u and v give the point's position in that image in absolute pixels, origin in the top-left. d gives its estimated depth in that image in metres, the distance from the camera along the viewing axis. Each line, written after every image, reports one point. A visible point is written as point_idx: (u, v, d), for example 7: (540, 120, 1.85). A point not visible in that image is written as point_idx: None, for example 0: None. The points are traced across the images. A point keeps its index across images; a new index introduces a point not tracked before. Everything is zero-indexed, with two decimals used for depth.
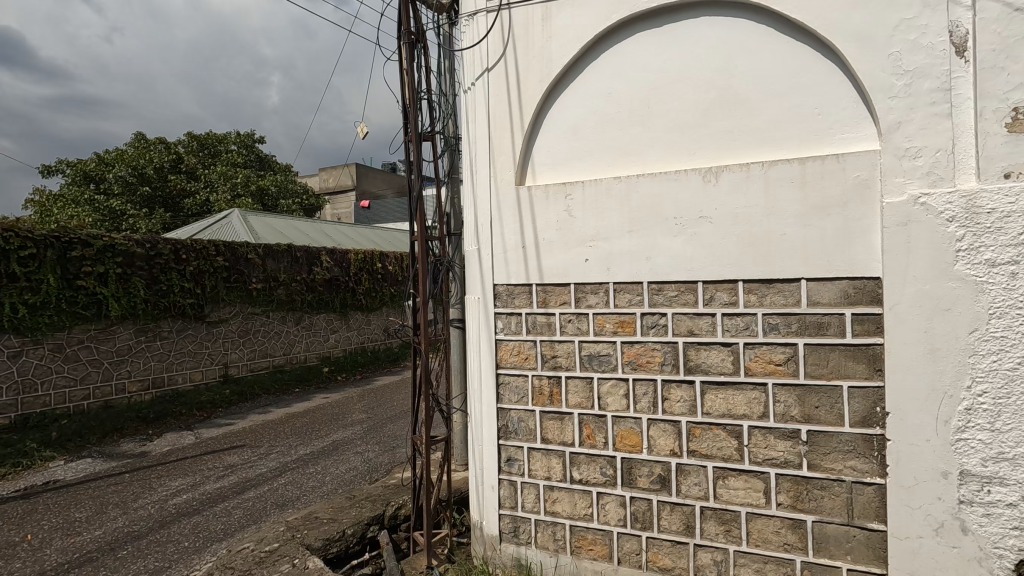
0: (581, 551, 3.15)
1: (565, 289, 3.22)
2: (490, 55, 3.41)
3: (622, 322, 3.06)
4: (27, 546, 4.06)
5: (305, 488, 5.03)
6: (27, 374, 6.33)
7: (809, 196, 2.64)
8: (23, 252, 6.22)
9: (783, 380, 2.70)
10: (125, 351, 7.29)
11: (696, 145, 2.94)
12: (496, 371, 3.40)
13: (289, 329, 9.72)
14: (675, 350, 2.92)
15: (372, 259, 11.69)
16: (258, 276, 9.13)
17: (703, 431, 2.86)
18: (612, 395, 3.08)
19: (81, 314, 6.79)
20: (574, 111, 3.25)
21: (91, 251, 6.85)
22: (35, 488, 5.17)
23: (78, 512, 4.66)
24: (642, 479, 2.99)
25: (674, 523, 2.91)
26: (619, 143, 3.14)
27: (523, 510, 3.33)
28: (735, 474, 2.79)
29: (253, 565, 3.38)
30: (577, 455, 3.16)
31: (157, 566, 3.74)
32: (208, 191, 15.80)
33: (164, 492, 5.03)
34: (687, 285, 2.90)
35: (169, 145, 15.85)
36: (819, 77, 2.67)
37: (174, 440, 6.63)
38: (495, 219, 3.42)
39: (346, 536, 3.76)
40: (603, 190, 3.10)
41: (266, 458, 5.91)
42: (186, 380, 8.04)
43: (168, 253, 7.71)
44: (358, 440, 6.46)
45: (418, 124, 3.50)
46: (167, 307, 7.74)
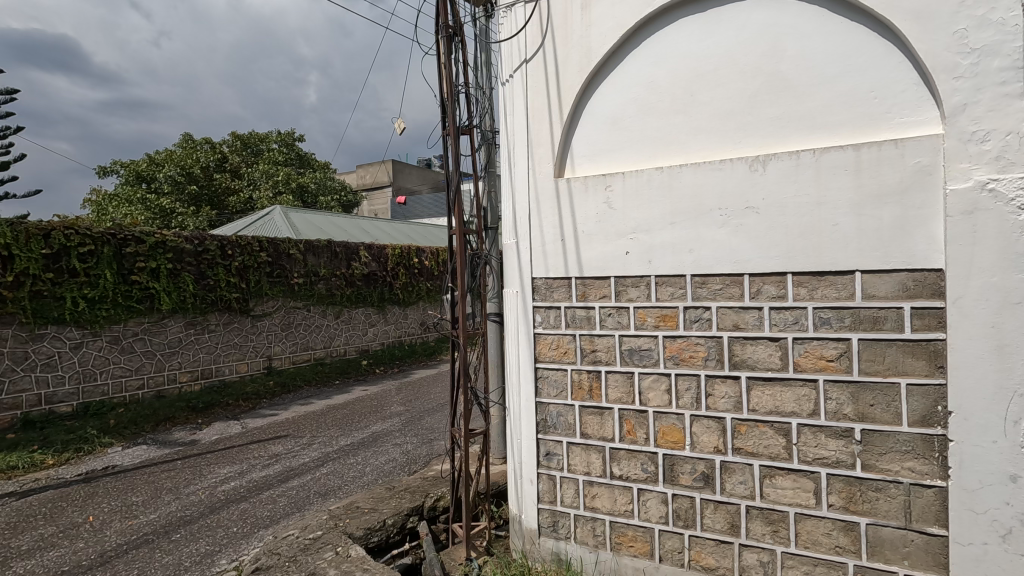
0: (621, 548, 3.11)
1: (605, 283, 3.17)
2: (529, 46, 3.37)
3: (664, 315, 3.00)
4: (90, 527, 4.28)
5: (346, 478, 5.14)
6: (87, 364, 6.68)
7: (864, 183, 2.52)
8: (82, 249, 6.54)
9: (836, 377, 2.58)
10: (176, 343, 7.61)
11: (742, 133, 2.85)
12: (535, 365, 3.38)
13: (329, 323, 9.94)
14: (720, 345, 2.84)
15: (408, 254, 11.84)
16: (300, 271, 9.38)
17: (748, 429, 2.77)
18: (653, 391, 3.02)
19: (135, 307, 7.11)
20: (613, 101, 3.19)
21: (144, 247, 7.15)
22: (96, 472, 5.45)
23: (135, 496, 4.89)
24: (684, 477, 2.93)
25: (718, 522, 2.84)
26: (660, 132, 3.07)
27: (562, 505, 3.31)
28: (783, 474, 2.70)
29: (298, 552, 3.47)
30: (617, 451, 3.12)
31: (208, 550, 3.89)
32: (251, 189, 16.32)
33: (213, 479, 5.23)
34: (733, 278, 2.81)
35: (214, 145, 16.38)
36: (875, 58, 2.54)
37: (222, 429, 6.87)
38: (534, 212, 3.40)
39: (387, 526, 3.82)
40: (644, 181, 3.04)
41: (309, 448, 6.07)
42: (233, 371, 8.34)
43: (215, 249, 7.99)
44: (396, 432, 6.55)
45: (455, 117, 3.49)
46: (214, 301, 8.04)
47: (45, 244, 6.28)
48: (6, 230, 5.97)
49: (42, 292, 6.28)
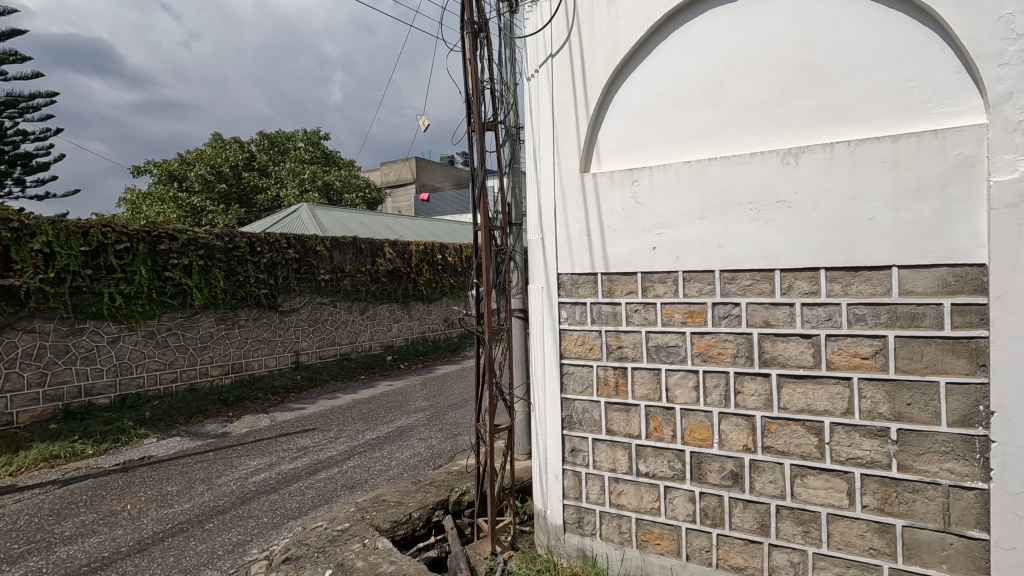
0: (647, 545, 3.09)
1: (631, 278, 3.14)
2: (554, 40, 3.36)
3: (691, 311, 2.96)
4: (128, 515, 4.43)
5: (373, 471, 5.22)
6: (124, 358, 6.90)
7: (901, 176, 2.44)
8: (118, 246, 6.75)
9: (870, 376, 2.52)
10: (208, 338, 7.81)
11: (773, 126, 2.79)
12: (561, 361, 3.38)
13: (354, 318, 10.09)
14: (750, 342, 2.79)
15: (432, 251, 11.91)
16: (326, 267, 9.53)
17: (779, 427, 2.72)
18: (681, 387, 2.99)
19: (169, 303, 7.32)
20: (640, 95, 3.15)
21: (177, 245, 7.35)
22: (133, 462, 5.63)
23: (170, 485, 5.04)
24: (712, 475, 2.89)
25: (747, 521, 2.80)
26: (689, 126, 3.02)
27: (588, 502, 3.30)
28: (815, 474, 2.64)
29: (327, 543, 3.53)
30: (643, 448, 3.10)
31: (240, 539, 3.99)
32: (279, 187, 16.62)
33: (244, 470, 5.37)
34: (763, 273, 2.76)
35: (243, 144, 16.71)
36: (914, 46, 2.45)
37: (252, 422, 7.02)
38: (560, 207, 3.38)
39: (413, 520, 3.87)
40: (672, 175, 3.00)
41: (336, 441, 6.17)
42: (262, 366, 8.54)
43: (244, 246, 8.17)
44: (421, 427, 6.62)
45: (481, 113, 3.48)
46: (244, 297, 8.24)
47: (84, 241, 6.49)
48: (48, 228, 6.18)
49: (81, 288, 6.49)
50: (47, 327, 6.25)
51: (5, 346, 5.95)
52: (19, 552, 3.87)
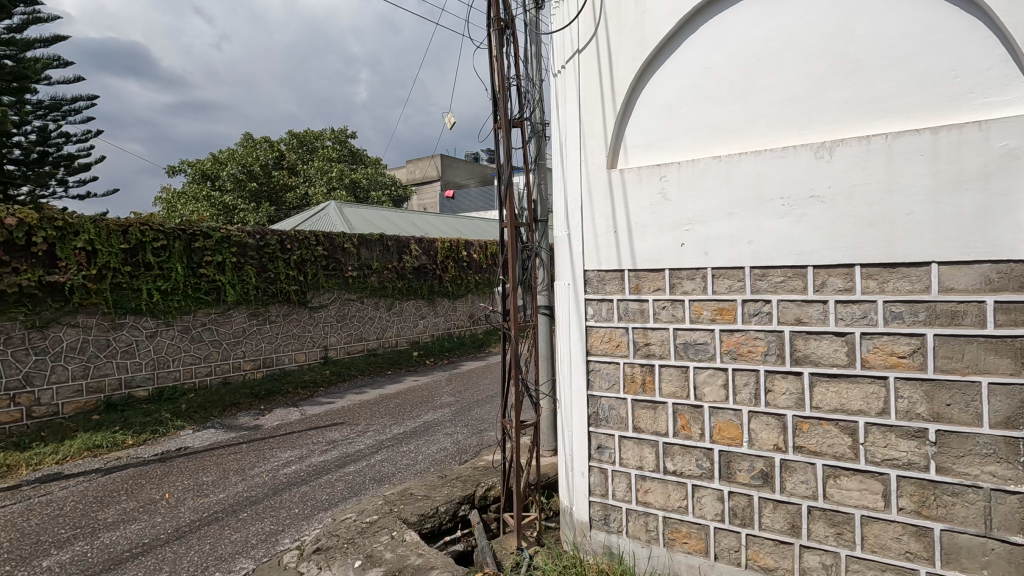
0: (675, 544, 3.07)
1: (659, 275, 3.12)
2: (581, 35, 3.34)
3: (721, 309, 2.92)
4: (166, 503, 4.59)
5: (400, 465, 5.30)
6: (161, 352, 7.13)
7: (941, 168, 2.36)
8: (155, 244, 6.97)
9: (907, 375, 2.45)
10: (240, 333, 8.02)
11: (806, 120, 2.73)
12: (587, 358, 3.37)
13: (381, 314, 10.22)
14: (781, 339, 2.74)
15: (458, 247, 11.99)
16: (354, 264, 9.69)
17: (811, 427, 2.67)
18: (709, 385, 2.95)
19: (203, 299, 7.54)
20: (668, 89, 3.11)
21: (211, 242, 7.55)
22: (171, 453, 5.83)
23: (206, 476, 5.20)
24: (742, 474, 2.85)
25: (778, 522, 2.75)
26: (718, 120, 2.98)
27: (614, 499, 3.29)
28: (848, 474, 2.58)
29: (356, 534, 3.61)
30: (671, 446, 3.07)
31: (273, 529, 4.10)
32: (307, 185, 16.92)
33: (276, 462, 5.50)
34: (795, 270, 2.71)
35: (273, 143, 17.05)
36: (956, 34, 2.37)
37: (283, 416, 7.18)
38: (586, 203, 3.37)
39: (440, 513, 3.92)
40: (701, 171, 2.96)
41: (364, 435, 6.27)
42: (292, 361, 8.74)
43: (275, 244, 8.35)
44: (447, 422, 6.68)
45: (507, 110, 3.48)
46: (275, 293, 8.43)
47: (123, 239, 6.71)
48: (90, 226, 6.41)
49: (121, 285, 6.72)
50: (89, 321, 6.49)
51: (51, 340, 6.19)
52: (66, 537, 4.05)
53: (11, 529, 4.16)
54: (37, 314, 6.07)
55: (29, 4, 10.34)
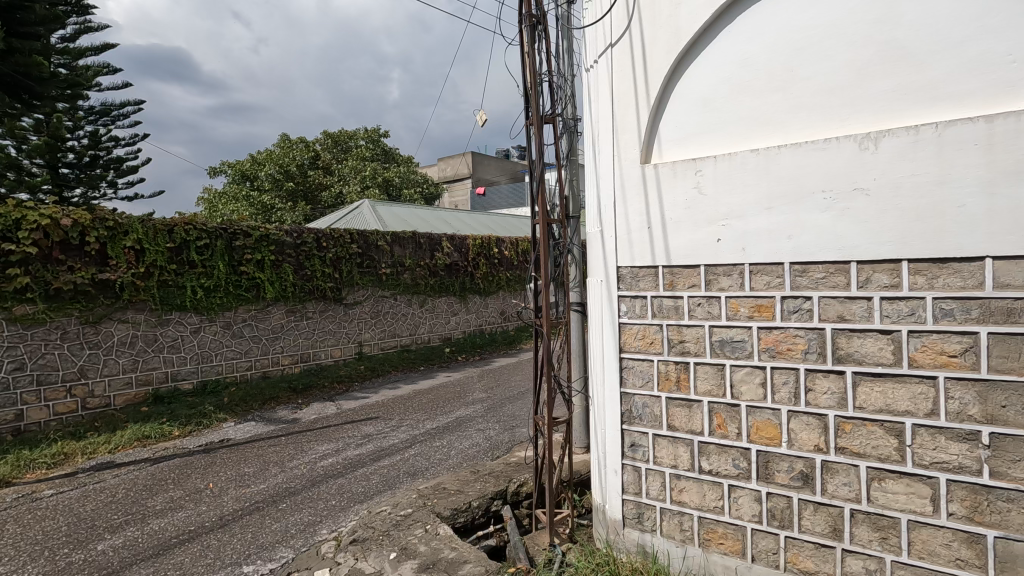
0: (710, 544, 3.02)
1: (694, 271, 3.06)
2: (614, 30, 3.31)
3: (758, 305, 2.85)
4: (211, 492, 4.77)
5: (433, 460, 5.36)
6: (205, 347, 7.40)
7: (996, 158, 2.25)
8: (199, 243, 7.22)
9: (958, 375, 2.35)
10: (279, 329, 8.25)
11: (849, 110, 2.63)
12: (620, 355, 3.34)
13: (413, 311, 10.36)
14: (822, 337, 2.66)
15: (489, 244, 12.04)
16: (387, 262, 9.84)
17: (855, 427, 2.58)
18: (747, 384, 2.89)
19: (243, 296, 7.79)
20: (704, 81, 3.05)
21: (250, 241, 7.78)
22: (214, 444, 6.04)
23: (247, 466, 5.38)
24: (780, 475, 2.79)
25: (818, 524, 2.68)
26: (757, 112, 2.90)
27: (648, 497, 3.26)
28: (894, 477, 2.49)
29: (391, 527, 3.68)
30: (706, 445, 3.02)
31: (311, 519, 4.21)
32: (342, 184, 17.24)
33: (313, 455, 5.65)
34: (838, 266, 2.62)
35: (308, 143, 17.43)
36: (1014, 17, 2.25)
37: (319, 409, 7.36)
38: (619, 199, 3.34)
39: (473, 508, 3.95)
40: (738, 164, 2.89)
41: (398, 430, 6.38)
42: (328, 356, 8.94)
43: (311, 242, 8.55)
44: (479, 418, 6.73)
45: (539, 107, 3.46)
46: (312, 290, 8.64)
47: (169, 238, 6.98)
48: (138, 226, 6.70)
49: (167, 282, 6.99)
50: (138, 317, 6.78)
51: (104, 335, 6.49)
52: (119, 522, 4.25)
53: (69, 514, 4.39)
54: (90, 310, 6.37)
55: (81, 14, 10.85)
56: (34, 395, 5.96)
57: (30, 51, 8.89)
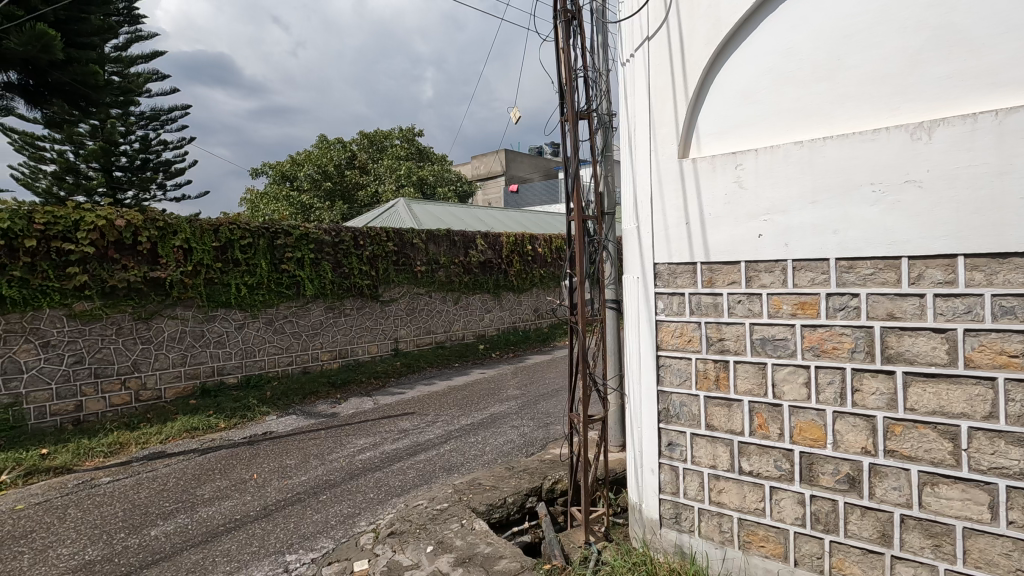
0: (751, 547, 2.95)
1: (734, 267, 2.99)
2: (651, 23, 3.26)
3: (802, 303, 2.77)
4: (255, 483, 4.94)
5: (468, 455, 5.41)
6: (248, 342, 7.66)
7: None
8: (242, 242, 7.47)
9: (1020, 377, 2.22)
10: (318, 325, 8.46)
11: (901, 99, 2.52)
12: (657, 353, 3.30)
13: (448, 308, 10.47)
14: (870, 335, 2.57)
15: (522, 242, 12.05)
16: (422, 259, 9.96)
17: (905, 429, 2.48)
18: (789, 383, 2.82)
19: (285, 293, 8.02)
20: (744, 73, 2.97)
21: (291, 239, 8.00)
22: (258, 436, 6.24)
23: (289, 459, 5.54)
24: (825, 477, 2.70)
25: (866, 530, 2.59)
26: (801, 104, 2.82)
27: (686, 497, 3.21)
28: (948, 482, 2.38)
29: (428, 521, 3.73)
30: (747, 446, 2.96)
31: (350, 511, 4.31)
32: (378, 183, 17.53)
33: (351, 449, 5.77)
34: (887, 262, 2.52)
35: (345, 144, 17.79)
36: None
37: (357, 404, 7.52)
38: (656, 195, 3.29)
39: (508, 504, 3.97)
40: (781, 157, 2.81)
41: (433, 425, 6.46)
42: (365, 352, 9.13)
43: (349, 240, 8.74)
44: (514, 414, 6.75)
45: (574, 103, 3.44)
46: (349, 288, 8.82)
47: (215, 237, 7.24)
48: (186, 226, 6.97)
49: (213, 280, 7.25)
50: (186, 313, 7.06)
51: (155, 331, 6.79)
52: (169, 509, 4.44)
53: (124, 500, 4.62)
54: (142, 307, 6.67)
55: (132, 24, 11.35)
56: (91, 387, 6.28)
57: (86, 60, 9.32)
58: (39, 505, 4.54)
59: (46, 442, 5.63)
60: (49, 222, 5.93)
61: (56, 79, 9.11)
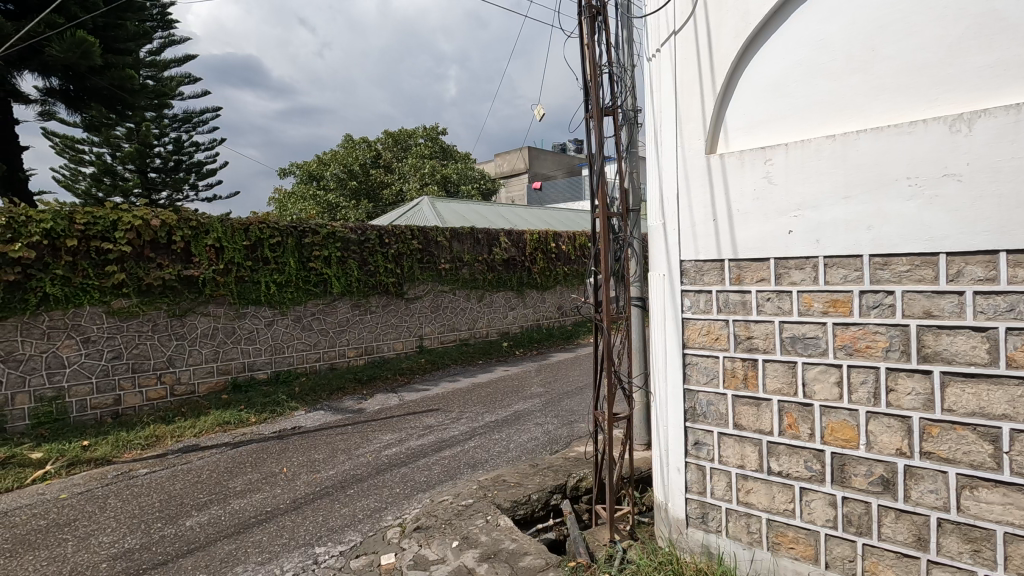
0: (780, 548, 2.91)
1: (763, 265, 2.94)
2: (677, 17, 3.23)
3: (834, 300, 2.70)
4: (285, 476, 5.05)
5: (493, 452, 5.44)
6: (278, 339, 7.83)
7: None
8: (272, 241, 7.64)
9: None
10: (345, 322, 8.60)
11: (940, 90, 2.44)
12: (684, 351, 3.28)
13: (472, 306, 10.52)
14: (906, 334, 2.49)
15: (546, 239, 12.04)
16: (446, 257, 10.03)
17: (942, 431, 2.41)
18: (821, 382, 2.76)
19: (312, 290, 8.16)
20: (775, 66, 2.92)
21: (319, 238, 8.14)
22: (287, 431, 6.37)
23: (317, 453, 5.65)
24: (858, 479, 2.65)
25: (901, 533, 2.52)
26: (834, 97, 2.75)
27: (713, 497, 3.17)
28: (988, 486, 2.30)
29: (453, 516, 3.77)
30: (776, 446, 2.91)
31: (377, 506, 4.37)
32: (402, 182, 17.70)
33: (378, 444, 5.86)
34: (924, 258, 2.44)
35: (370, 143, 18.00)
36: None
37: (383, 400, 7.62)
38: (683, 191, 3.26)
39: (532, 501, 3.98)
40: (812, 152, 2.76)
41: (458, 422, 6.51)
42: (391, 349, 9.25)
43: (374, 238, 8.85)
44: (538, 412, 6.75)
45: (599, 99, 3.41)
46: (375, 285, 8.94)
47: (245, 236, 7.41)
48: (218, 225, 7.15)
49: (244, 278, 7.44)
50: (219, 311, 7.25)
51: (189, 327, 6.98)
52: (204, 501, 4.58)
53: (161, 491, 4.78)
54: (177, 304, 6.87)
55: (165, 28, 11.67)
56: (129, 381, 6.50)
57: (123, 65, 9.62)
58: (81, 494, 4.73)
59: (87, 434, 5.85)
60: (90, 222, 6.16)
61: (94, 84, 9.42)
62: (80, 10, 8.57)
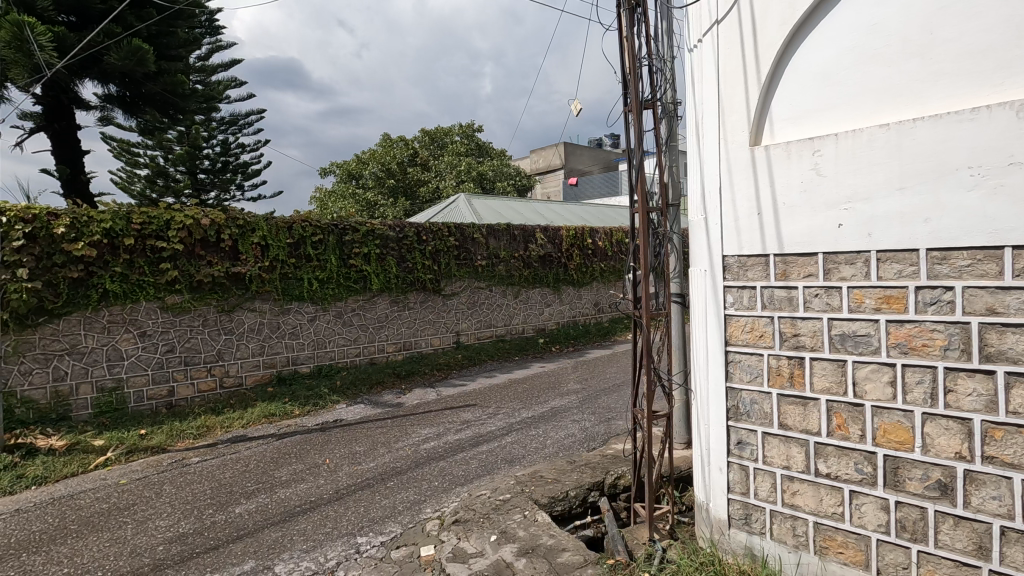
0: (828, 552, 2.81)
1: (811, 260, 2.85)
2: (720, 6, 3.14)
3: (888, 297, 2.59)
4: (327, 467, 5.20)
5: (530, 448, 5.45)
6: (320, 333, 8.04)
7: None
8: (314, 238, 7.85)
9: None
10: (384, 318, 8.76)
11: (1005, 73, 2.30)
12: (726, 348, 3.21)
13: (508, 302, 10.55)
14: (966, 333, 2.37)
15: (582, 235, 11.96)
16: (483, 254, 10.09)
17: (1007, 434, 2.27)
18: (872, 382, 2.65)
19: (353, 287, 8.35)
20: (823, 53, 2.81)
21: (358, 236, 8.31)
22: (328, 424, 6.54)
23: (358, 446, 5.78)
24: (912, 483, 2.53)
25: (960, 541, 2.40)
26: (888, 84, 2.63)
27: (757, 498, 3.10)
28: None
29: (491, 510, 3.80)
30: (824, 446, 2.81)
31: (416, 498, 4.45)
32: (439, 179, 17.87)
33: (416, 438, 5.95)
34: (986, 252, 2.31)
35: (408, 142, 18.24)
36: None
37: (421, 395, 7.74)
38: (726, 184, 3.18)
39: (570, 498, 3.97)
40: (864, 142, 2.64)
41: (495, 417, 6.55)
42: (429, 345, 9.38)
43: (412, 235, 8.98)
44: (575, 409, 6.73)
45: (638, 92, 3.35)
46: (413, 282, 9.07)
47: (288, 234, 7.65)
48: (263, 224, 7.40)
49: (288, 274, 7.67)
50: (264, 306, 7.51)
51: (237, 322, 7.26)
52: (251, 489, 4.76)
53: (212, 479, 4.99)
54: (226, 300, 7.15)
55: (213, 34, 12.13)
56: (182, 373, 6.81)
57: (175, 71, 10.06)
58: (139, 480, 4.99)
59: (144, 423, 6.17)
60: (145, 222, 6.47)
61: (149, 90, 9.87)
62: (135, 19, 9.01)
